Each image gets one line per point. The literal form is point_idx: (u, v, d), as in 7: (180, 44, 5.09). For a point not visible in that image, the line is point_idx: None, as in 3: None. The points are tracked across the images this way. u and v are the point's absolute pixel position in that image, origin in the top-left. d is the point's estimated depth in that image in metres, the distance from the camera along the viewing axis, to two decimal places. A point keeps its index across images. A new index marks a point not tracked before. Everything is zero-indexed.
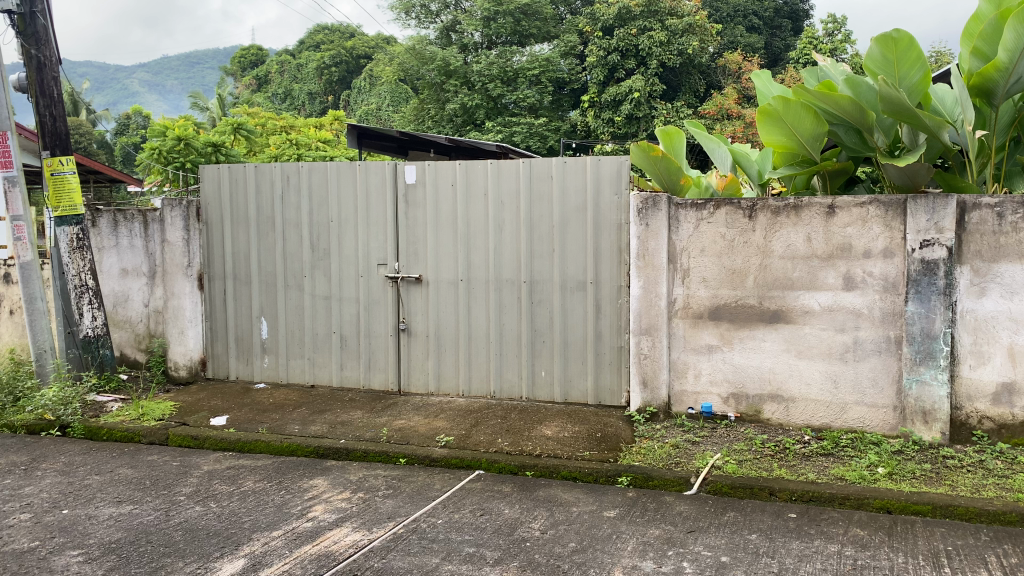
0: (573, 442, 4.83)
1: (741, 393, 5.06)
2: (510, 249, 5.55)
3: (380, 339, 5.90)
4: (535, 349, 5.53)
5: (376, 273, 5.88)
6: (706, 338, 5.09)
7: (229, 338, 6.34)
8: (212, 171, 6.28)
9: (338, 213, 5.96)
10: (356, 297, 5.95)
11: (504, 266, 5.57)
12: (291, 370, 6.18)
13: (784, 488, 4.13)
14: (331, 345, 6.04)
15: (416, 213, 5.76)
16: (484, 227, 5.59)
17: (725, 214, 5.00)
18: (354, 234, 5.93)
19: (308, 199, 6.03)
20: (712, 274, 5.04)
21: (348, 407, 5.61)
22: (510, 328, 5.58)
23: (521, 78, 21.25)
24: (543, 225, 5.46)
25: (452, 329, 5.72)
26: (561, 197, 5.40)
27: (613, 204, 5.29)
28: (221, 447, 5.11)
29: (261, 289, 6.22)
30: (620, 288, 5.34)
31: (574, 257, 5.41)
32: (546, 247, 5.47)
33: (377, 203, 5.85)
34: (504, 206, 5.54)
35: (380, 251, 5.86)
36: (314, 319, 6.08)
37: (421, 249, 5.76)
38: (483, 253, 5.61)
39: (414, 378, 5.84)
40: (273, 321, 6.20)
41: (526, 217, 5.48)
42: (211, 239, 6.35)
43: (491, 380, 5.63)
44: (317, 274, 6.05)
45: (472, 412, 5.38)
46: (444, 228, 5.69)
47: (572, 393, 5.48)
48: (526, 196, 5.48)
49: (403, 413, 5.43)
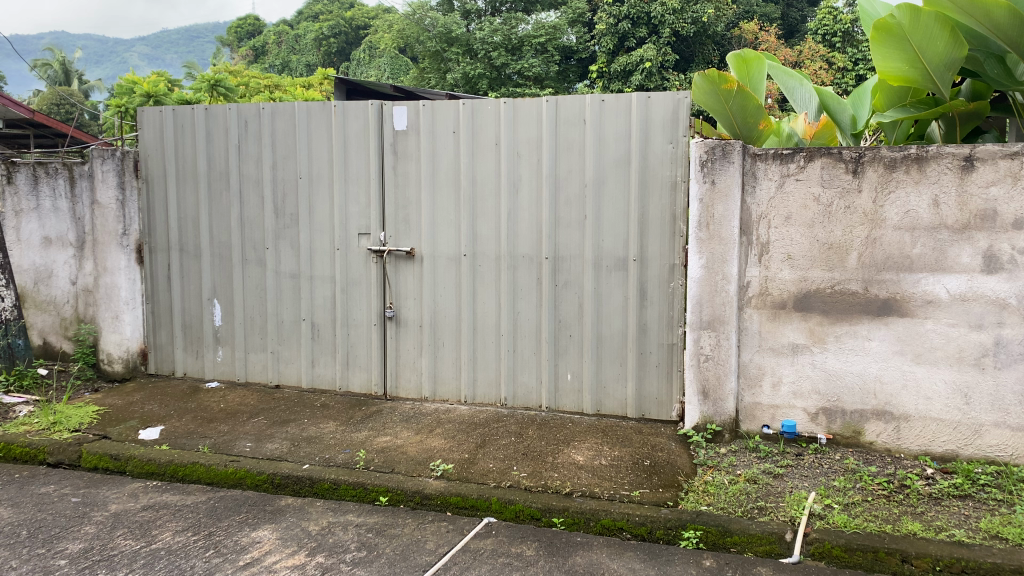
0: (614, 473, 3.59)
1: (835, 408, 3.82)
2: (528, 215, 4.27)
3: (361, 330, 4.65)
4: (558, 346, 4.28)
5: (355, 246, 4.62)
6: (790, 335, 3.85)
7: (175, 326, 5.10)
8: (153, 114, 5.00)
9: (307, 169, 4.68)
10: (330, 276, 4.69)
11: (520, 237, 4.29)
12: (249, 367, 4.94)
13: (923, 554, 2.88)
14: (300, 336, 4.79)
15: (406, 168, 4.48)
16: (495, 187, 4.31)
17: (820, 168, 3.75)
18: (329, 197, 4.65)
19: (270, 151, 4.75)
20: (801, 249, 3.80)
21: (319, 417, 4.36)
22: (527, 318, 4.32)
23: (527, 46, 19.83)
24: (572, 185, 4.18)
25: (452, 319, 4.46)
26: (595, 148, 4.11)
27: (666, 155, 4.01)
28: (147, 471, 3.89)
29: (214, 264, 4.96)
30: (672, 266, 4.07)
31: (612, 227, 4.14)
32: (575, 213, 4.19)
33: (358, 156, 4.57)
34: (521, 160, 4.25)
35: (361, 217, 4.59)
36: (277, 303, 4.83)
37: (413, 215, 4.49)
38: (492, 220, 4.34)
39: (403, 379, 4.59)
40: (228, 304, 4.95)
41: (550, 175, 4.20)
42: (152, 201, 5.08)
43: (502, 384, 4.39)
44: (281, 246, 4.78)
45: (478, 427, 4.14)
46: (443, 189, 4.41)
47: (607, 404, 4.23)
48: (550, 146, 4.18)
49: (388, 427, 4.20)
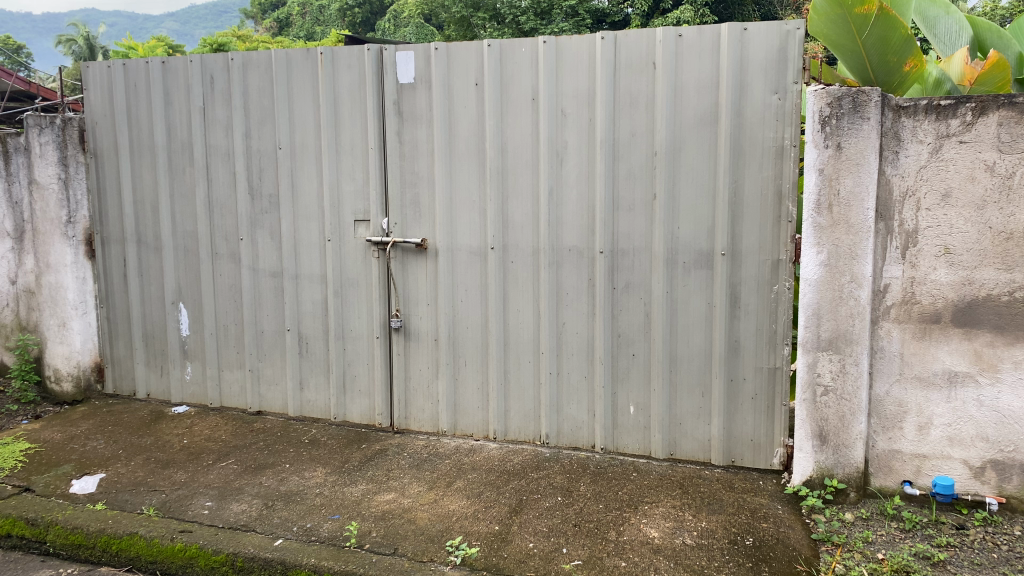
0: (707, 561, 2.53)
1: (1011, 461, 2.72)
2: (576, 195, 3.19)
3: (361, 345, 3.62)
4: (617, 369, 3.22)
5: (350, 236, 3.57)
6: (946, 359, 2.76)
7: (135, 335, 4.12)
8: (100, 70, 3.97)
9: (288, 138, 3.63)
10: (319, 274, 3.66)
11: (565, 224, 3.22)
12: (225, 388, 3.95)
13: None
14: (284, 350, 3.78)
15: (413, 133, 3.41)
16: (532, 157, 3.24)
17: (995, 124, 2.62)
18: (317, 173, 3.60)
19: (242, 114, 3.71)
20: (965, 240, 2.70)
21: (305, 460, 3.36)
22: (575, 331, 3.26)
23: (556, 10, 18.57)
24: (636, 153, 3.09)
25: (477, 332, 3.41)
26: (669, 103, 3.02)
27: (768, 110, 2.91)
28: (72, 542, 2.91)
29: (178, 259, 3.95)
30: (776, 263, 2.98)
31: (691, 211, 3.05)
32: (640, 192, 3.11)
33: (351, 119, 3.51)
34: (566, 121, 3.17)
35: (357, 198, 3.54)
36: (255, 308, 3.81)
37: (423, 196, 3.43)
38: (528, 202, 3.27)
39: (414, 408, 3.57)
40: (197, 309, 3.95)
41: (605, 141, 3.11)
42: (104, 180, 4.08)
43: (542, 417, 3.35)
44: (259, 236, 3.75)
45: (512, 478, 3.10)
46: (463, 161, 3.34)
47: (683, 445, 3.18)
48: (604, 101, 3.10)
49: (393, 478, 3.17)
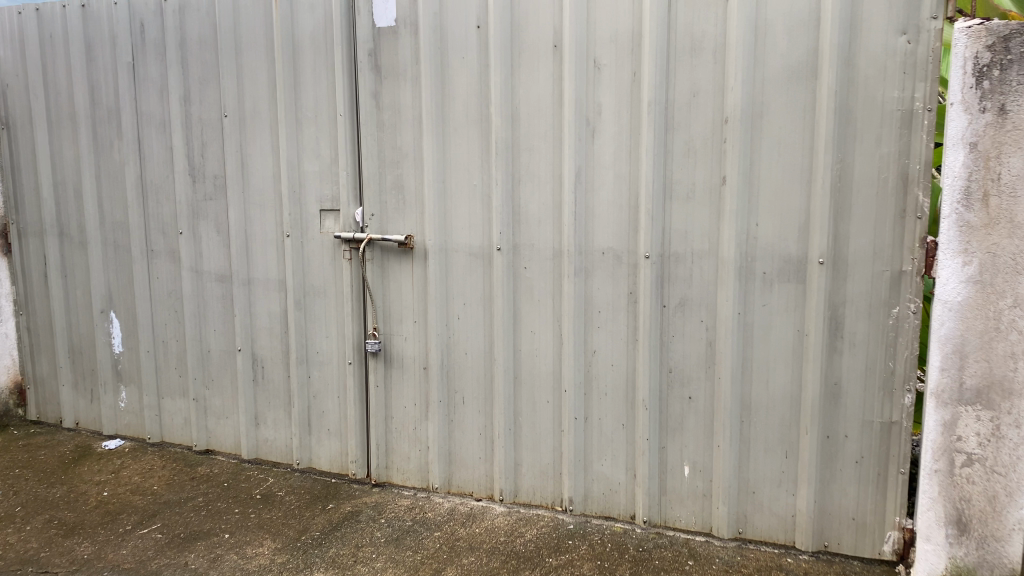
0: None
1: None
2: (613, 178, 2.33)
3: (329, 372, 2.79)
4: (666, 416, 2.37)
5: (314, 231, 2.74)
6: None
7: (59, 350, 3.32)
8: (9, 18, 3.16)
9: (235, 103, 2.79)
10: (276, 280, 2.83)
11: (597, 219, 2.36)
12: (165, 419, 3.15)
13: None
14: (235, 375, 2.96)
15: (395, 95, 2.56)
16: (553, 126, 2.38)
17: None
18: (272, 148, 2.76)
19: (178, 72, 2.87)
20: None
21: (251, 528, 2.54)
22: (609, 363, 2.41)
23: None
24: (698, 120, 2.23)
25: (479, 360, 2.57)
26: (747, 49, 2.14)
27: (892, 58, 2.03)
28: None
29: (107, 257, 3.15)
30: (896, 276, 2.11)
31: (775, 202, 2.18)
32: (702, 175, 2.24)
33: (315, 76, 2.66)
34: (600, 76, 2.31)
35: (323, 181, 2.71)
36: (200, 320, 3.00)
37: (408, 178, 2.58)
38: (547, 187, 2.41)
39: (397, 456, 2.74)
40: (130, 320, 3.14)
41: (655, 103, 2.24)
42: (18, 157, 3.27)
43: (564, 475, 2.51)
44: (202, 229, 2.93)
45: (524, 565, 2.25)
46: (460, 132, 2.49)
47: (756, 522, 2.33)
48: (655, 47, 2.22)
49: (362, 560, 2.33)
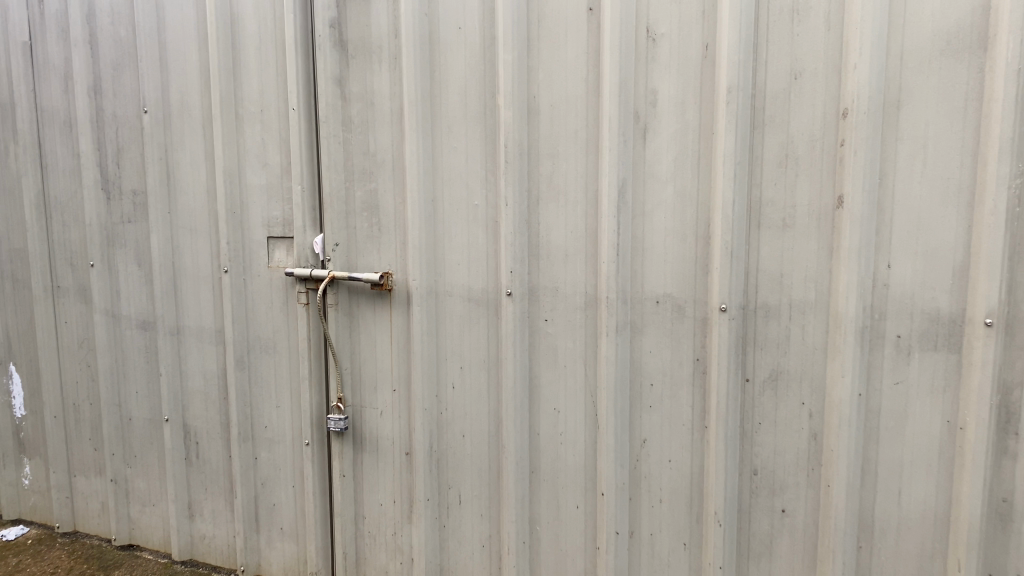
0: None
1: None
2: (674, 197, 1.62)
3: (281, 453, 2.09)
4: (748, 534, 1.68)
5: (260, 265, 2.04)
6: None
7: None
8: None
9: (156, 94, 2.10)
10: (213, 330, 2.13)
11: (649, 255, 1.66)
12: (78, 503, 2.45)
13: None
14: (162, 452, 2.26)
15: (367, 81, 1.87)
16: (586, 123, 1.67)
17: None
18: (205, 155, 2.07)
19: (85, 54, 2.17)
20: None
21: None
22: (665, 457, 1.71)
23: None
24: (801, 113, 1.53)
25: (481, 445, 1.87)
26: (882, 6, 1.44)
27: None
28: None
29: (4, 293, 2.45)
30: None
31: (918, 232, 1.47)
32: (807, 193, 1.54)
33: (259, 58, 1.97)
34: (656, 51, 1.61)
35: (271, 199, 2.01)
36: (117, 378, 2.30)
37: (384, 196, 1.88)
38: (578, 210, 1.70)
39: (371, 568, 2.04)
40: (33, 375, 2.45)
41: (739, 87, 1.54)
42: None
43: None
44: (118, 260, 2.23)
45: None
46: (456, 131, 1.79)
47: None
48: (739, 5, 1.51)
49: None
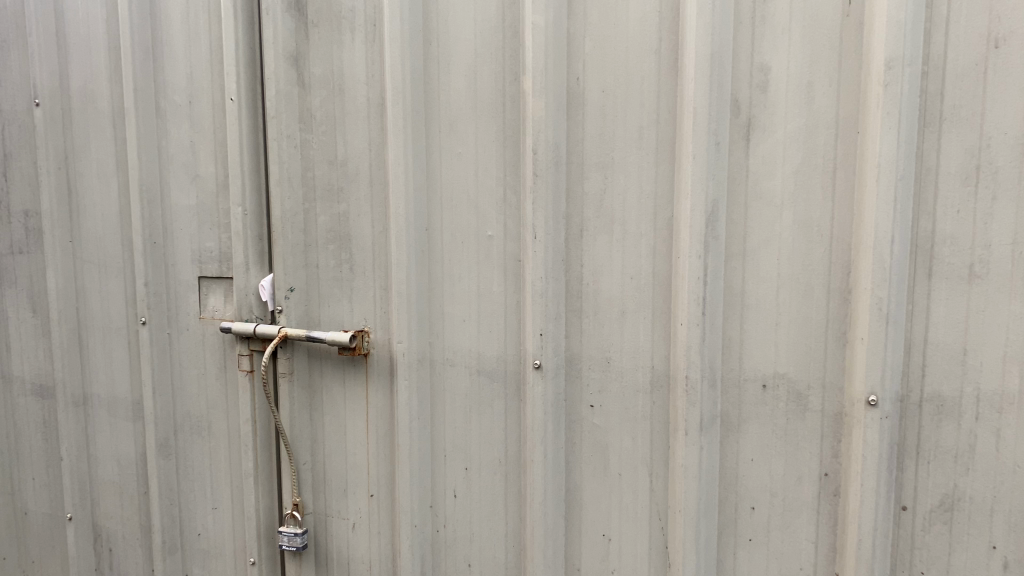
0: None
1: None
2: (791, 229, 1.07)
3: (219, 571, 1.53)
4: None
5: (190, 316, 1.48)
6: None
7: None
8: None
9: (52, 83, 1.55)
10: (126, 401, 1.57)
11: (751, 315, 1.10)
12: None
13: None
14: (66, 559, 1.70)
15: (334, 59, 1.31)
16: (656, 117, 1.12)
17: None
18: (114, 163, 1.51)
19: None
20: None
21: None
22: None
23: None
24: (1008, 98, 0.95)
25: None
26: None
27: None
28: None
29: None
30: None
31: None
32: (1011, 225, 0.97)
33: (186, 30, 1.42)
34: (765, 6, 1.05)
35: (202, 224, 1.45)
36: (9, 459, 1.74)
37: (357, 222, 1.32)
38: (642, 246, 1.15)
39: None
40: None
41: (905, 60, 0.98)
42: None
43: None
44: (7, 303, 1.68)
45: None
46: (461, 129, 1.24)
47: None
48: None
49: None
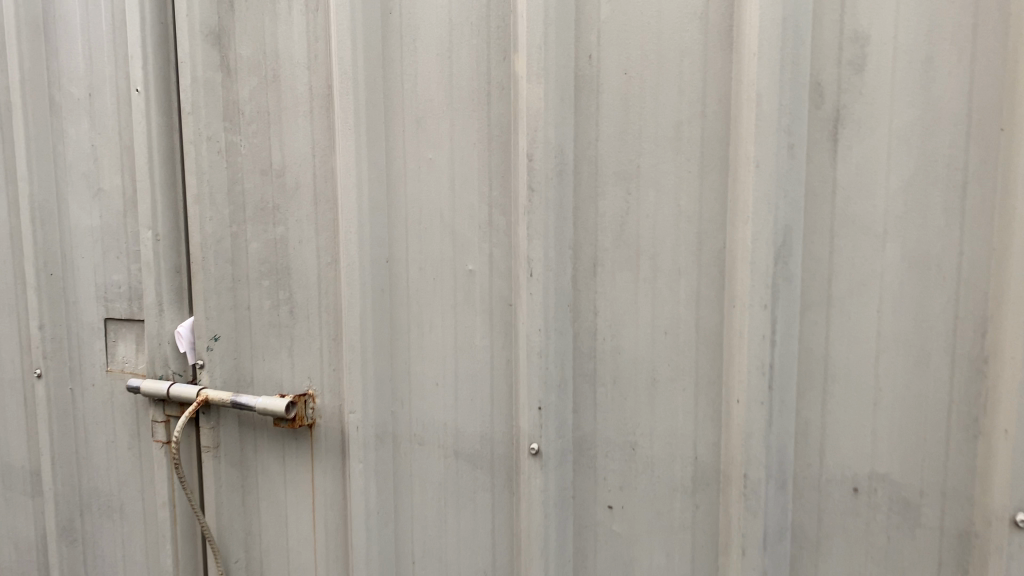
0: None
1: None
2: (897, 271, 0.74)
3: None
4: None
5: (95, 369, 1.17)
6: None
7: None
8: None
9: None
10: (23, 474, 1.25)
11: (837, 391, 0.78)
12: None
13: None
14: None
15: (268, 37, 0.99)
16: (700, 109, 0.79)
17: None
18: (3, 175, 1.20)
19: None
20: None
21: None
22: None
23: None
24: None
25: None
26: None
27: None
28: None
29: None
30: None
31: None
32: None
33: (86, 2, 1.10)
34: None
35: (107, 253, 1.13)
36: None
37: (298, 252, 1.00)
38: (681, 290, 0.82)
39: None
40: None
41: None
42: None
43: None
44: None
45: None
46: (433, 128, 0.92)
47: None
48: None
49: None
